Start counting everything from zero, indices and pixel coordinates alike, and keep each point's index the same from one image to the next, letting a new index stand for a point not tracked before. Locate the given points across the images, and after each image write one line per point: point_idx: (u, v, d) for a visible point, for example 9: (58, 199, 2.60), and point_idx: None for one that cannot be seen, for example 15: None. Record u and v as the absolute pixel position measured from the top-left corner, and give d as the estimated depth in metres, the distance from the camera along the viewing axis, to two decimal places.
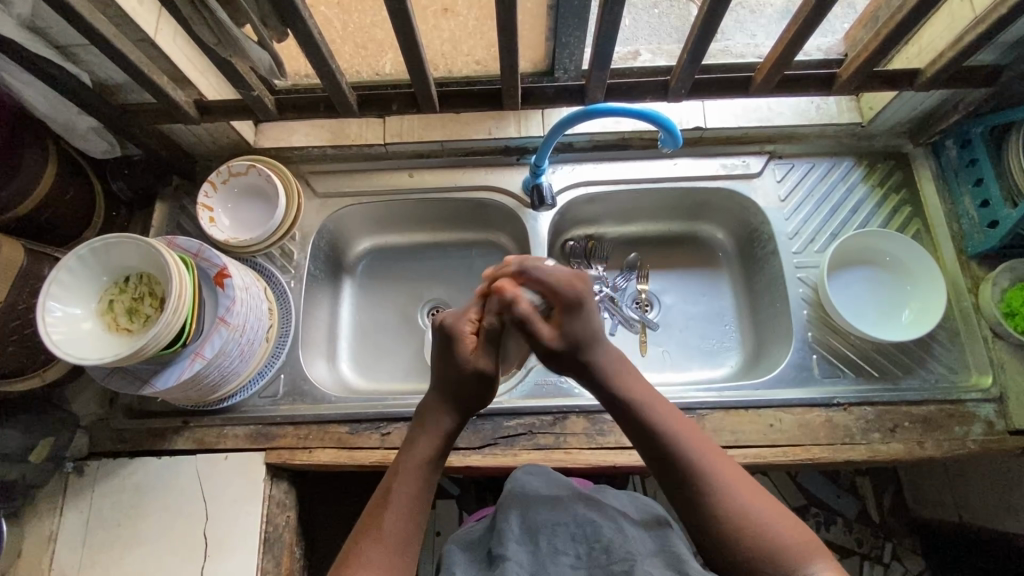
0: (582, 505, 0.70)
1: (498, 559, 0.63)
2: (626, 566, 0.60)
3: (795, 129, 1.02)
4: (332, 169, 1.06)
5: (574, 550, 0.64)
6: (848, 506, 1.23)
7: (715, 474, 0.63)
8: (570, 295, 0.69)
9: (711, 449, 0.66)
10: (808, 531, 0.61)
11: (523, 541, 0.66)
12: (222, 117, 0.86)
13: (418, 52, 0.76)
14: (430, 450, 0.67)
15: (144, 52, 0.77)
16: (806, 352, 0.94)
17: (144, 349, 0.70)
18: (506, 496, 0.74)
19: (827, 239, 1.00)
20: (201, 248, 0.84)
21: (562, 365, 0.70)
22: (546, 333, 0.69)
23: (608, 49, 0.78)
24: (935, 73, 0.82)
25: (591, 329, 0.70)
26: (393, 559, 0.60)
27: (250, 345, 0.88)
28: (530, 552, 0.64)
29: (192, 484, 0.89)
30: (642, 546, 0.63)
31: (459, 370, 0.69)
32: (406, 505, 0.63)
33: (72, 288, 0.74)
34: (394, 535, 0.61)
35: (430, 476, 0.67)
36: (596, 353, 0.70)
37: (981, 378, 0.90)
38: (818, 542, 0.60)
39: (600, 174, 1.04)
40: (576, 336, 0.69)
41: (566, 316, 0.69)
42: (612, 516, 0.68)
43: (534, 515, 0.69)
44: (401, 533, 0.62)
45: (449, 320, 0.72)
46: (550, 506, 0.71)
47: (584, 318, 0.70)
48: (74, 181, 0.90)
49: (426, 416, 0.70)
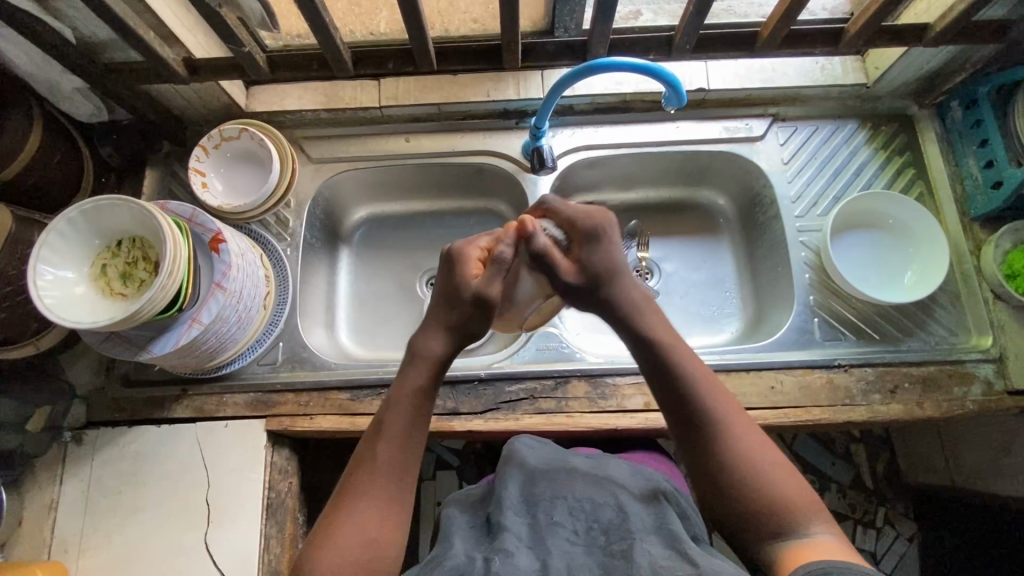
0: (581, 482, 0.70)
1: (497, 529, 0.64)
2: (627, 544, 0.60)
3: (799, 91, 1.00)
4: (327, 133, 1.04)
5: (571, 524, 0.64)
6: (843, 473, 1.24)
7: (731, 426, 0.64)
8: (586, 227, 0.69)
9: (729, 403, 0.66)
10: (811, 491, 0.62)
11: (522, 511, 0.67)
12: (213, 76, 0.83)
13: (415, 5, 0.73)
14: (422, 381, 0.66)
15: (130, 6, 0.73)
16: (808, 316, 0.94)
17: (139, 313, 0.69)
18: (505, 467, 0.74)
19: (830, 203, 0.99)
20: (194, 213, 0.82)
21: (575, 299, 0.70)
22: (565, 266, 0.69)
23: (612, 1, 0.75)
24: (945, 28, 0.80)
25: (611, 261, 0.70)
26: (386, 496, 0.62)
27: (248, 312, 0.87)
28: (528, 525, 0.65)
29: (192, 452, 0.88)
30: (640, 523, 0.63)
31: (460, 294, 0.66)
32: (400, 438, 0.64)
33: (62, 251, 0.72)
34: (388, 470, 0.63)
35: (423, 408, 0.66)
36: (615, 287, 0.69)
37: (981, 339, 0.90)
38: (823, 505, 0.61)
39: (601, 138, 1.02)
40: (594, 270, 0.69)
41: (585, 248, 0.69)
42: (609, 491, 0.68)
43: (534, 488, 0.70)
44: (393, 470, 0.63)
45: (457, 246, 0.70)
46: (547, 481, 0.71)
47: (605, 249, 0.70)
48: (61, 144, 0.87)
49: (410, 351, 0.68)
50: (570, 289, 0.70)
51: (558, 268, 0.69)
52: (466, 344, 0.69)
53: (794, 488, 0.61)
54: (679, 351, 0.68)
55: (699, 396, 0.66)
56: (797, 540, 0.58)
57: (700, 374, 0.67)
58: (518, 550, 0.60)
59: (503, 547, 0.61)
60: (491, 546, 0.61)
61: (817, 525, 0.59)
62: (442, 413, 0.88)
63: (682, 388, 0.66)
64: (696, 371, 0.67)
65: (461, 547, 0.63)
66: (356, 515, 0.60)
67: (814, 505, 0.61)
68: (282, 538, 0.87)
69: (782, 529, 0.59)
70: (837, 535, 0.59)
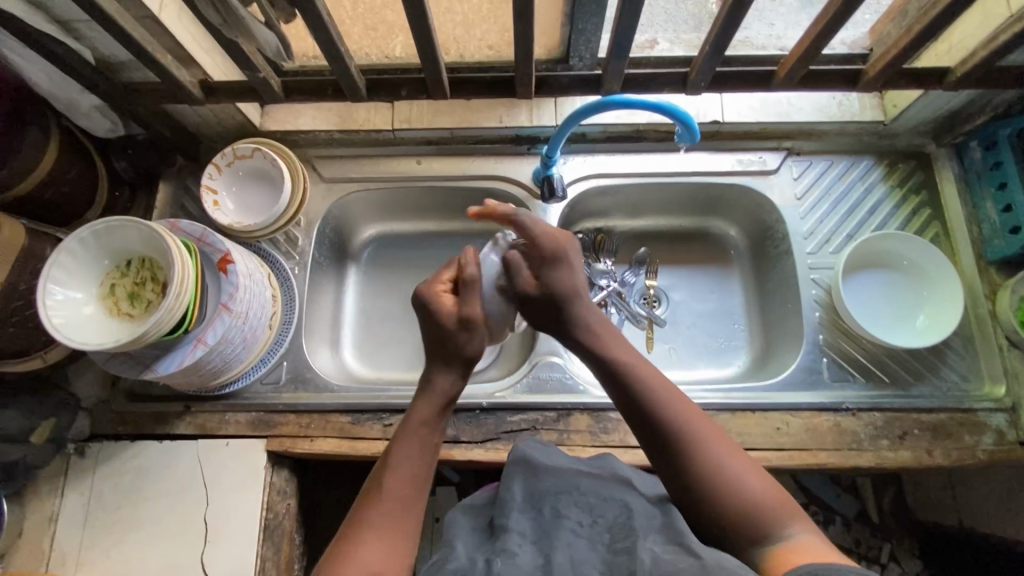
0: (587, 479, 0.67)
1: (501, 530, 0.61)
2: (629, 542, 0.57)
3: (815, 126, 0.99)
4: (339, 153, 1.04)
5: (577, 517, 0.61)
6: (848, 506, 1.23)
7: (679, 418, 0.65)
8: (548, 248, 0.74)
9: (685, 406, 0.67)
10: (780, 489, 0.61)
11: (526, 508, 0.64)
12: (227, 99, 0.83)
13: (430, 38, 0.73)
14: (427, 413, 0.69)
15: (149, 30, 0.74)
16: (816, 355, 0.92)
17: (145, 336, 0.69)
18: (512, 463, 0.71)
19: (843, 241, 0.97)
20: (205, 233, 0.83)
21: (548, 313, 0.74)
22: (526, 280, 0.74)
23: (628, 39, 0.74)
24: (967, 73, 0.78)
25: (579, 282, 0.74)
26: (393, 522, 0.61)
27: (254, 332, 0.88)
28: (532, 521, 0.62)
29: (193, 469, 0.88)
30: (645, 520, 0.60)
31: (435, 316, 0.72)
32: (406, 469, 0.65)
33: (73, 272, 0.73)
34: (394, 496, 0.63)
35: (428, 441, 0.68)
36: (577, 304, 0.73)
37: (994, 387, 0.88)
38: (794, 501, 0.60)
39: (613, 167, 1.02)
40: (557, 288, 0.73)
41: (547, 268, 0.74)
42: (615, 488, 0.66)
43: (537, 484, 0.66)
44: (400, 501, 0.63)
45: (423, 288, 0.74)
46: (556, 475, 0.68)
47: (567, 270, 0.74)
48: (78, 159, 0.88)
49: (425, 379, 0.72)
50: (528, 301, 0.74)
51: (522, 282, 0.74)
52: (469, 366, 0.72)
53: (764, 491, 0.60)
54: (627, 358, 0.70)
55: (653, 399, 0.67)
56: (781, 544, 0.56)
57: (651, 377, 0.69)
58: (521, 549, 0.57)
59: (505, 548, 0.58)
60: (493, 548, 0.58)
61: (793, 525, 0.58)
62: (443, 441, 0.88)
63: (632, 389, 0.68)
64: (643, 374, 0.69)
65: (462, 552, 0.60)
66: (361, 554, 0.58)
67: (789, 507, 0.59)
68: (279, 560, 0.87)
69: (763, 536, 0.57)
70: (826, 541, 0.56)
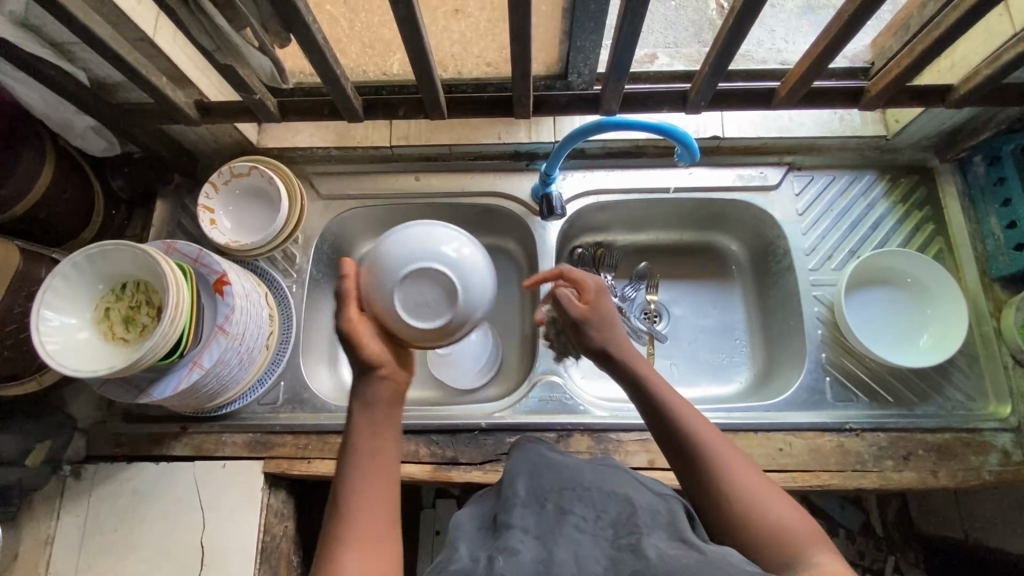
0: (591, 472, 0.61)
1: (502, 527, 0.56)
2: (635, 537, 0.52)
3: (817, 141, 0.98)
4: (337, 170, 1.04)
5: (580, 512, 0.56)
6: (852, 518, 1.22)
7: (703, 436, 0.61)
8: (590, 282, 0.71)
9: (712, 428, 0.63)
10: (812, 523, 0.55)
11: (529, 502, 0.58)
12: (223, 119, 0.83)
13: (427, 60, 0.73)
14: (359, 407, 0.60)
15: (143, 52, 0.73)
16: (819, 374, 0.91)
17: (139, 362, 0.68)
18: (514, 461, 0.66)
19: (845, 257, 0.96)
20: (200, 254, 0.82)
21: (585, 343, 0.70)
22: (582, 312, 0.70)
23: (626, 60, 0.74)
24: (970, 91, 0.77)
25: (613, 312, 0.71)
26: (369, 530, 0.53)
27: (251, 353, 0.87)
28: (535, 517, 0.57)
29: (189, 491, 0.88)
30: (651, 515, 0.56)
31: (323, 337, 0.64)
32: (372, 466, 0.57)
33: (66, 296, 0.72)
34: (368, 500, 0.55)
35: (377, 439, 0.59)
36: (618, 333, 0.70)
37: (1000, 407, 0.87)
38: (825, 537, 0.54)
39: (612, 183, 1.01)
40: (603, 317, 0.70)
41: (595, 302, 0.70)
42: (621, 483, 0.60)
43: (539, 479, 0.61)
44: (371, 501, 0.55)
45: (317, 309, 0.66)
46: (560, 468, 0.62)
47: (608, 301, 0.71)
48: (74, 179, 0.88)
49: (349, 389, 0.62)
50: (580, 330, 0.70)
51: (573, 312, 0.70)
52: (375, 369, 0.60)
53: (795, 522, 0.55)
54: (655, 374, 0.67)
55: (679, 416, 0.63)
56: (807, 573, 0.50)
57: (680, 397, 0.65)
58: (524, 545, 0.53)
59: (507, 544, 0.53)
60: (496, 545, 0.53)
61: (827, 556, 0.51)
62: (441, 463, 0.87)
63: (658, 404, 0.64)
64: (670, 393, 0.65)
65: (465, 552, 0.55)
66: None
67: (821, 541, 0.53)
68: None
69: (784, 564, 0.52)
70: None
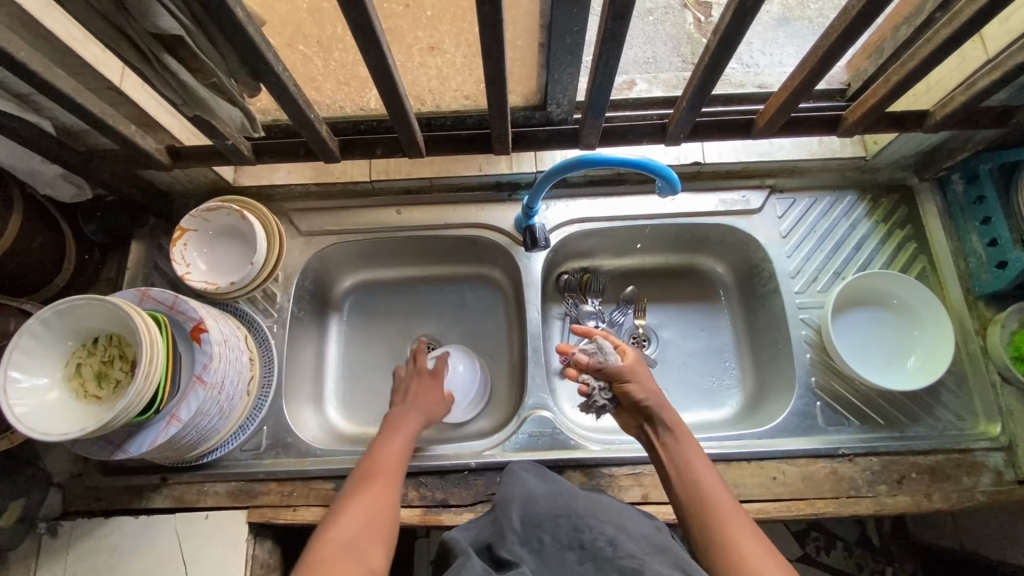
0: (582, 501, 0.63)
1: (504, 558, 0.57)
2: (635, 561, 0.54)
3: (796, 163, 0.98)
4: (316, 205, 1.02)
5: (578, 543, 0.57)
6: (849, 531, 1.21)
7: (724, 522, 0.64)
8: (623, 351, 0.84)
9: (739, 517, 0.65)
10: None
11: (526, 537, 0.60)
12: (196, 163, 0.81)
13: (402, 102, 0.71)
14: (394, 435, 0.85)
15: (110, 101, 0.72)
16: (810, 399, 0.91)
17: (112, 423, 0.66)
18: (505, 497, 0.67)
19: (830, 279, 0.96)
20: (177, 300, 0.80)
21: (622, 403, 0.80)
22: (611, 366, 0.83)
23: (603, 98, 0.73)
24: (946, 116, 0.77)
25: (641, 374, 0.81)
26: (384, 483, 0.74)
27: (231, 401, 0.84)
28: (535, 551, 0.58)
29: (170, 545, 0.84)
30: (647, 544, 0.57)
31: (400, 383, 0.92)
32: (401, 437, 0.82)
33: (35, 354, 0.69)
34: (392, 456, 0.79)
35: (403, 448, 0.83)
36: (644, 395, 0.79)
37: (989, 426, 0.87)
38: None
39: (596, 211, 1.00)
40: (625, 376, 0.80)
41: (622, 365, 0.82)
42: (611, 513, 0.63)
43: (535, 510, 0.63)
44: (396, 460, 0.79)
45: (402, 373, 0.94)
46: (553, 500, 0.64)
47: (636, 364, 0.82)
48: (44, 227, 0.85)
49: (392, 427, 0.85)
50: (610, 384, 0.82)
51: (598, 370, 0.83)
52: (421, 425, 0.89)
53: None
54: (696, 458, 0.71)
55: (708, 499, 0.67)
56: None
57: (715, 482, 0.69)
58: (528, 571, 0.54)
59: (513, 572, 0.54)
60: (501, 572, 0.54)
61: None
62: (431, 505, 0.85)
63: (692, 483, 0.69)
64: (706, 478, 0.69)
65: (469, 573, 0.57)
66: (344, 522, 0.67)
67: None
68: None
69: None
70: None
